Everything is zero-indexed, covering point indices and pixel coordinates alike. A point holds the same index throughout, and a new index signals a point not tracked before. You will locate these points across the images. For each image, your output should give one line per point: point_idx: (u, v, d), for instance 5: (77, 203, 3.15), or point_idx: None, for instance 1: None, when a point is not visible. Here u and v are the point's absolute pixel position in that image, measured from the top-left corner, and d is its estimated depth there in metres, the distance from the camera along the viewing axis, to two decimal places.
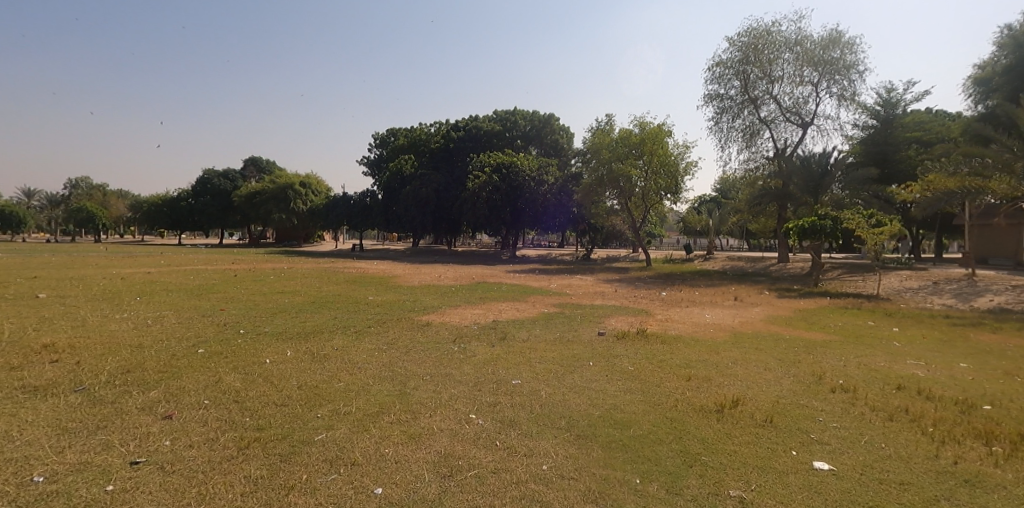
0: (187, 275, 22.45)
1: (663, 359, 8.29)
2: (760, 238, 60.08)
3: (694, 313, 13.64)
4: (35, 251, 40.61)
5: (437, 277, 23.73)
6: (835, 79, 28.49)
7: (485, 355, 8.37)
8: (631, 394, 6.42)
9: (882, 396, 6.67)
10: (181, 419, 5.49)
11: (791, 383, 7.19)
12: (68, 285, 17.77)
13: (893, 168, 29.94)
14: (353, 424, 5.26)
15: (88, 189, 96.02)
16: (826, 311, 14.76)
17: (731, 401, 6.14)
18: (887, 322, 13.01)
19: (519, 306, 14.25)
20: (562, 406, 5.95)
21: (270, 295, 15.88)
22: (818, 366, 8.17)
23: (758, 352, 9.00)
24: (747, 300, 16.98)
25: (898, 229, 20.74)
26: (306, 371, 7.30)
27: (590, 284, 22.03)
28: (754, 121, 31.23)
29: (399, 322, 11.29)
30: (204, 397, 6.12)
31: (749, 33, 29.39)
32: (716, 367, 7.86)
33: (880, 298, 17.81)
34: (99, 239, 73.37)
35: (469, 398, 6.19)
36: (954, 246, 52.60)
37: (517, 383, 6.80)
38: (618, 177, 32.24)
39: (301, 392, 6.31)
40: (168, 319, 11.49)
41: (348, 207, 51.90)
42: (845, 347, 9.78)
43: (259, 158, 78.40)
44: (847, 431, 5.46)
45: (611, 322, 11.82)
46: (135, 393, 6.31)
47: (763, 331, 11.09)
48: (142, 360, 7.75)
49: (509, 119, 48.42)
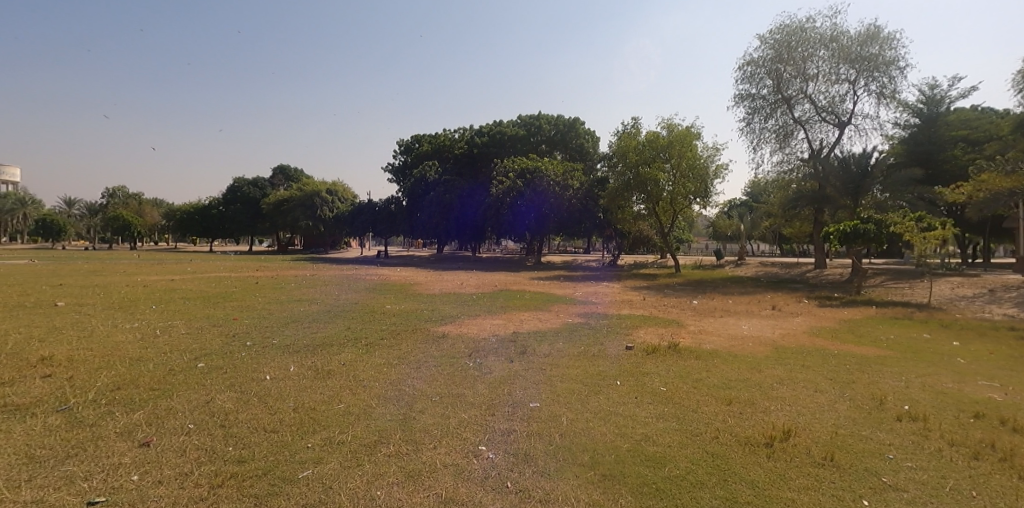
0: (209, 283, 22.34)
1: (697, 378, 7.47)
2: (795, 243, 57.83)
3: (730, 324, 12.72)
4: (73, 259, 41.46)
5: (459, 285, 23.09)
6: (874, 76, 27.07)
7: (501, 372, 7.64)
8: (665, 422, 5.64)
9: (959, 426, 5.74)
10: (159, 447, 4.93)
11: (849, 409, 6.29)
12: (89, 293, 17.73)
13: (938, 168, 28.25)
14: (347, 457, 4.63)
15: (125, 197, 98.90)
16: (875, 322, 13.62)
17: (781, 432, 5.30)
18: (946, 335, 11.83)
19: (541, 316, 13.52)
20: (586, 436, 5.21)
21: (287, 304, 15.48)
22: (876, 388, 7.24)
23: (806, 371, 8.06)
24: (785, 309, 15.91)
25: (951, 233, 19.35)
26: (308, 390, 6.71)
27: (617, 292, 21.20)
28: (787, 121, 29.96)
29: (413, 334, 10.63)
30: (189, 420, 5.58)
31: (781, 30, 28.18)
32: (760, 389, 7.00)
33: (932, 308, 16.47)
34: (134, 246, 75.33)
35: (479, 424, 5.49)
36: (1004, 249, 49.73)
37: (535, 407, 6.07)
38: (645, 181, 31.28)
39: (296, 415, 5.71)
40: (177, 329, 11.12)
41: (373, 214, 52.03)
42: (904, 364, 8.76)
43: (288, 166, 79.73)
44: (926, 473, 4.59)
45: (640, 335, 10.99)
46: (118, 414, 5.81)
47: (808, 345, 10.11)
48: (136, 376, 7.28)
49: (533, 124, 47.70)
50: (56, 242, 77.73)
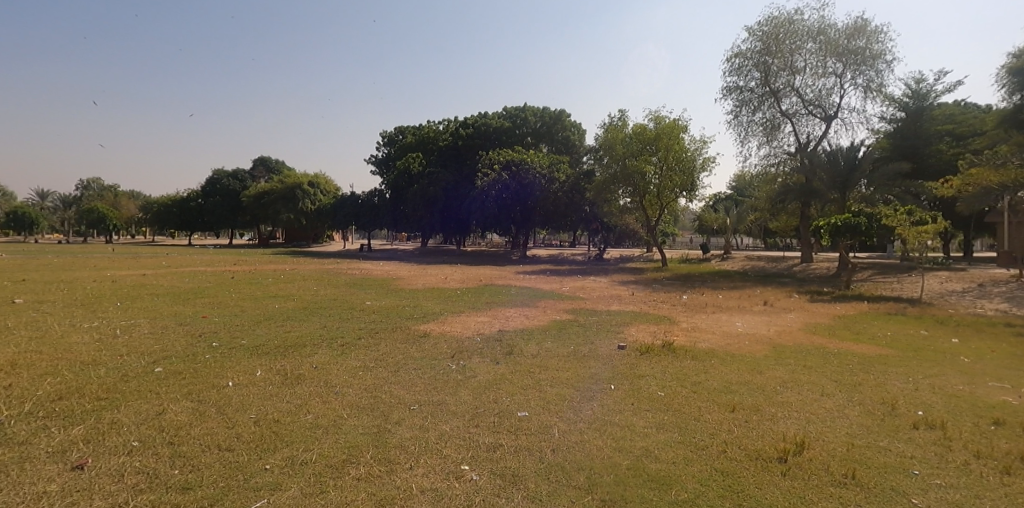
0: (181, 278, 21.45)
1: (696, 381, 6.97)
2: (779, 237, 58.22)
3: (723, 320, 12.27)
4: (44, 252, 39.91)
5: (443, 279, 22.49)
6: (861, 70, 26.85)
7: (487, 376, 7.07)
8: (665, 433, 5.14)
9: (981, 436, 5.32)
10: (95, 470, 4.30)
11: (859, 416, 5.85)
12: (51, 289, 16.81)
13: (922, 163, 28.11)
14: (310, 482, 4.08)
15: (100, 190, 96.36)
16: (870, 318, 13.27)
17: (794, 445, 4.82)
18: (945, 332, 11.48)
19: (528, 313, 12.97)
20: (581, 451, 4.68)
21: (262, 301, 14.72)
22: (884, 391, 6.82)
23: (809, 373, 7.60)
24: (778, 305, 15.52)
25: (944, 226, 19.07)
26: (273, 398, 6.09)
27: (605, 287, 20.74)
28: (775, 114, 29.69)
29: (392, 334, 9.99)
30: (134, 437, 4.94)
31: (769, 22, 27.82)
32: (764, 393, 6.51)
33: (924, 303, 16.22)
34: (110, 240, 73.56)
35: (462, 438, 4.93)
36: (983, 244, 50.35)
37: (524, 416, 5.52)
38: (632, 174, 30.86)
39: (256, 429, 5.10)
40: (141, 329, 10.39)
41: (355, 207, 51.12)
42: (909, 364, 8.35)
43: (269, 159, 78.14)
44: (957, 493, 4.14)
45: (632, 333, 10.47)
46: (53, 430, 5.13)
47: (806, 344, 9.68)
48: (83, 383, 6.58)
49: (518, 116, 46.97)
50: (28, 236, 75.56)
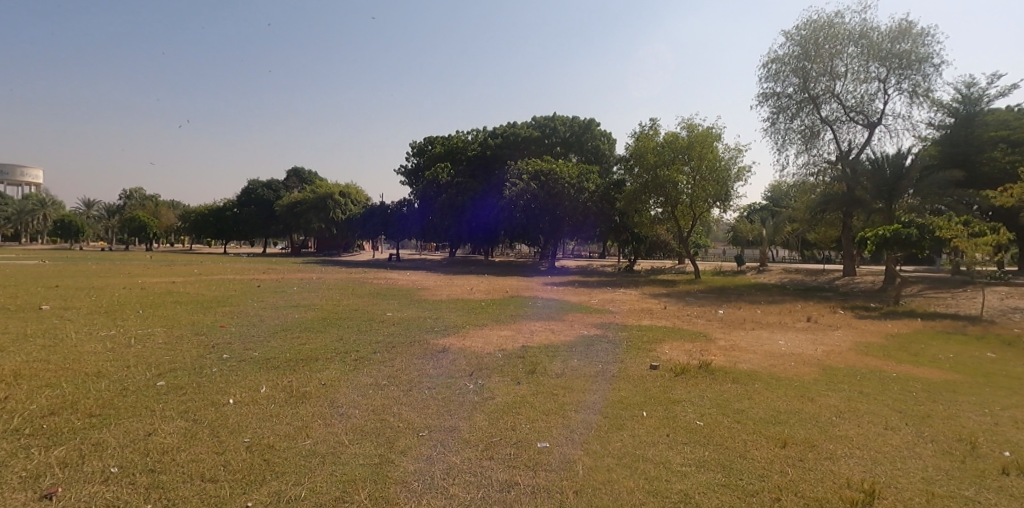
0: (209, 286, 21.48)
1: (740, 409, 6.24)
2: (817, 248, 56.34)
3: (764, 338, 11.38)
4: (86, 259, 41.19)
5: (467, 290, 21.93)
6: (906, 74, 25.48)
7: (506, 399, 6.44)
8: (708, 473, 4.46)
9: None
10: (63, 502, 3.87)
11: (936, 455, 5.05)
12: (80, 296, 16.88)
13: (975, 171, 26.29)
14: None
15: (142, 199, 99.51)
16: (927, 338, 12.14)
17: (862, 493, 4.11)
18: (1015, 355, 10.35)
19: (554, 327, 12.32)
20: (609, 495, 4.04)
21: (282, 311, 14.43)
22: (960, 425, 5.95)
23: (867, 401, 6.76)
24: (823, 322, 14.45)
25: (1009, 237, 17.49)
26: (273, 419, 5.60)
27: (636, 299, 19.95)
28: (814, 121, 28.45)
29: (409, 348, 9.48)
30: (116, 461, 4.51)
31: (808, 26, 26.70)
32: (818, 425, 5.75)
33: (985, 321, 14.91)
34: (150, 247, 75.62)
35: (473, 474, 4.34)
36: None
37: (544, 448, 4.90)
38: (663, 183, 29.94)
39: (248, 456, 4.62)
40: (155, 338, 10.14)
41: (385, 217, 51.45)
42: (981, 393, 7.41)
43: (303, 170, 79.49)
44: None
45: (665, 351, 9.70)
46: (33, 451, 4.74)
47: (860, 367, 8.76)
48: (80, 398, 6.24)
49: (548, 126, 46.37)
50: (74, 243, 78.31)
